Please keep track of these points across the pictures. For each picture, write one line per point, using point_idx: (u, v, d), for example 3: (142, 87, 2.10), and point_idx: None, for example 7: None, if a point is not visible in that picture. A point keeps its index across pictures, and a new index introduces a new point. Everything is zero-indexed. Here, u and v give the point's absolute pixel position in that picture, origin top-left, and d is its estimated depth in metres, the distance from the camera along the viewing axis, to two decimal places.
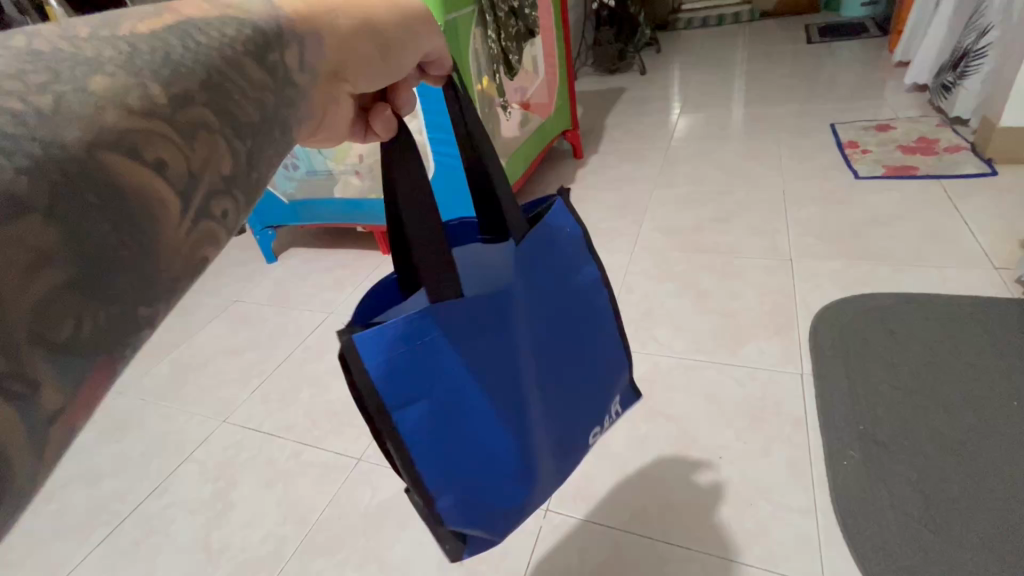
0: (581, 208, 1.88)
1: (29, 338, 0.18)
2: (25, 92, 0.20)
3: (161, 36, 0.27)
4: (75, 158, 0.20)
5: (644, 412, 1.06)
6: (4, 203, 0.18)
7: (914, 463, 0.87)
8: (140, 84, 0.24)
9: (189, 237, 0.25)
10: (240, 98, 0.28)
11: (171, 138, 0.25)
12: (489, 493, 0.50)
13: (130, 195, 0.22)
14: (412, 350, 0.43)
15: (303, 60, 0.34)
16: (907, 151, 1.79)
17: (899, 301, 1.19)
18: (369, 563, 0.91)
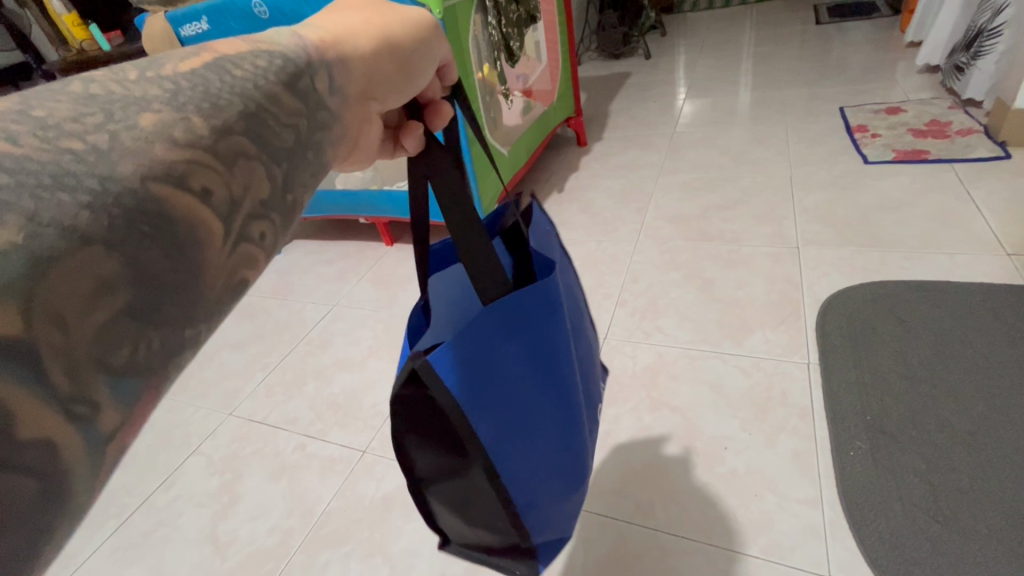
0: (584, 197, 1.86)
1: (91, 362, 0.21)
2: (83, 131, 0.22)
3: (198, 72, 0.28)
4: (130, 190, 0.22)
5: (649, 403, 1.06)
6: (68, 235, 0.20)
7: (925, 454, 0.86)
8: (184, 118, 0.25)
9: (232, 257, 0.27)
10: (274, 122, 0.30)
11: (214, 167, 0.26)
12: (562, 486, 0.50)
13: (181, 223, 0.24)
14: (488, 358, 0.41)
15: (332, 83, 0.36)
16: (918, 135, 1.75)
17: (908, 289, 1.17)
18: (374, 555, 0.91)
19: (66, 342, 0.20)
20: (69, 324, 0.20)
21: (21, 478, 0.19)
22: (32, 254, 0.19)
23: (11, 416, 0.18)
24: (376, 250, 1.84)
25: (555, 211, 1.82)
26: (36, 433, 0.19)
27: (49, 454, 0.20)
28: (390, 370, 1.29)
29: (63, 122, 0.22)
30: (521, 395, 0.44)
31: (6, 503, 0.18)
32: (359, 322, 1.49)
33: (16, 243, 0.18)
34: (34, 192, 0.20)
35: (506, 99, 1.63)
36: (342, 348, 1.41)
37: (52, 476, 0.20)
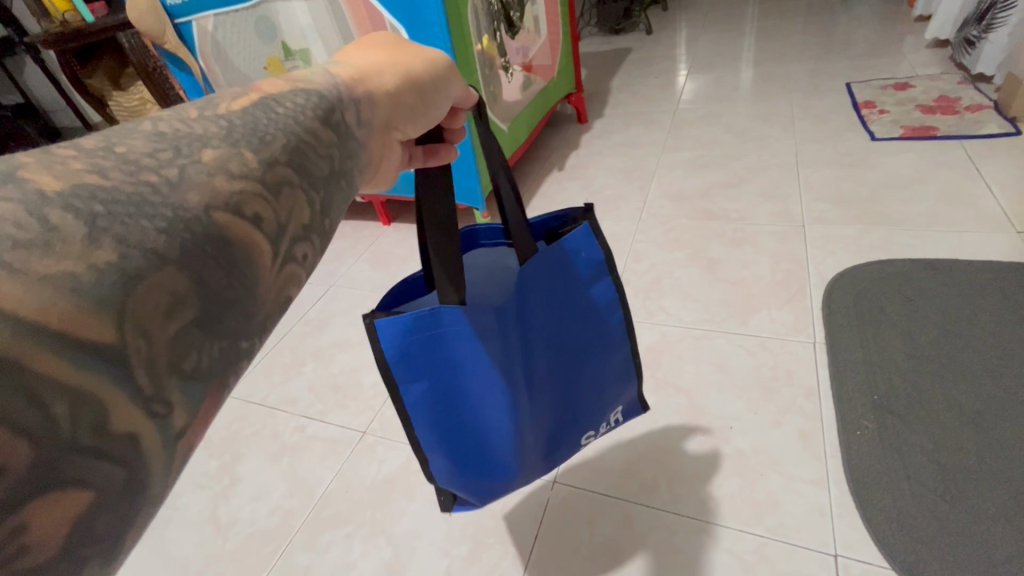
0: (585, 174, 1.83)
1: (167, 366, 0.24)
2: (158, 166, 0.27)
3: (248, 111, 0.34)
4: (196, 218, 0.26)
5: (652, 382, 1.05)
6: (148, 256, 0.23)
7: (932, 433, 0.85)
8: (238, 153, 0.30)
9: (279, 276, 0.31)
10: (312, 155, 0.35)
11: (263, 195, 0.30)
12: (475, 462, 0.62)
13: (237, 245, 0.28)
14: (422, 343, 0.52)
15: (360, 116, 0.43)
16: (926, 111, 1.72)
17: (917, 268, 1.15)
18: (377, 536, 0.90)
19: (149, 346, 0.23)
20: (151, 332, 0.23)
21: (111, 468, 0.22)
22: (124, 273, 0.22)
23: (105, 411, 0.21)
24: (373, 229, 1.80)
25: (556, 189, 1.78)
26: (123, 428, 0.22)
27: (133, 446, 0.22)
28: None
29: (142, 158, 0.27)
30: (452, 376, 0.55)
31: (102, 488, 0.21)
32: (357, 302, 1.47)
33: (110, 264, 0.22)
34: (124, 220, 0.24)
35: (507, 73, 1.58)
36: (340, 329, 1.39)
37: (137, 466, 0.23)
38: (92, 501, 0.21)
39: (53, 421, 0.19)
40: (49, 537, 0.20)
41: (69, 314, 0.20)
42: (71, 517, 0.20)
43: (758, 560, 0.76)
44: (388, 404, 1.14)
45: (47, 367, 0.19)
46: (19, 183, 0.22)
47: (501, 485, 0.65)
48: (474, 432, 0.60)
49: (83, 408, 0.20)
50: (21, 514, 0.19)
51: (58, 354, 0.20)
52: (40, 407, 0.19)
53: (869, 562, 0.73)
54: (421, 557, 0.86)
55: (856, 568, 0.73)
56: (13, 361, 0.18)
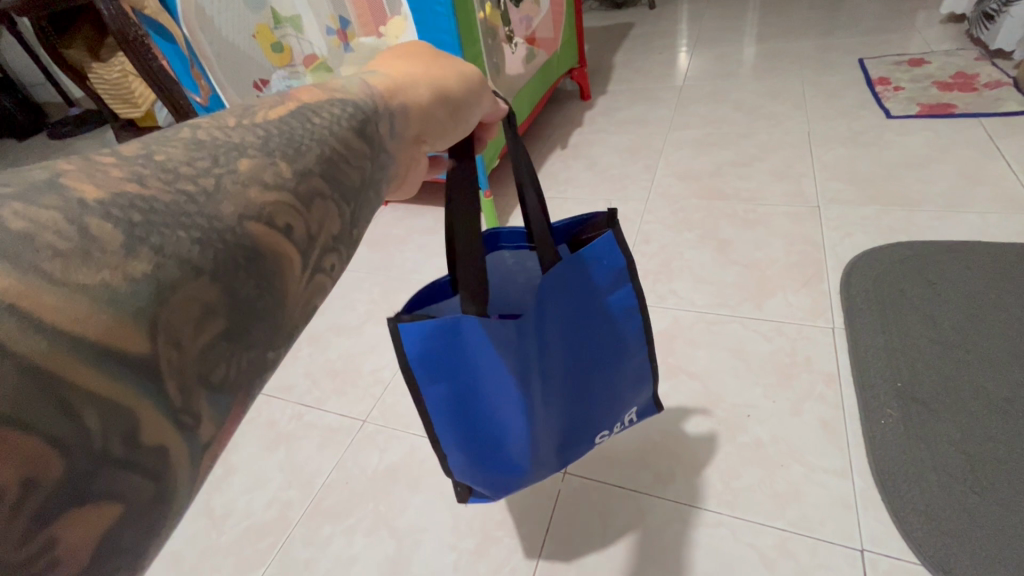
0: (590, 153, 1.76)
1: (197, 377, 0.24)
2: (195, 176, 0.27)
3: (286, 120, 0.33)
4: (229, 228, 0.26)
5: (665, 369, 1.01)
6: (183, 267, 0.24)
7: (959, 422, 0.82)
8: (273, 164, 0.30)
9: (308, 287, 0.31)
10: (345, 166, 0.34)
11: (295, 206, 0.30)
12: (495, 465, 0.59)
13: (269, 256, 0.28)
14: (447, 347, 0.49)
15: (392, 128, 0.40)
16: (944, 88, 1.66)
17: (937, 250, 1.11)
18: (379, 530, 0.86)
19: (180, 355, 0.23)
20: (183, 343, 0.23)
21: (140, 479, 0.22)
22: (158, 285, 0.22)
23: (137, 420, 0.22)
24: None
25: (559, 168, 1.72)
26: (154, 439, 0.22)
27: (162, 459, 0.23)
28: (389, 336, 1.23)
29: (180, 167, 0.27)
30: (475, 379, 0.52)
31: (130, 500, 0.22)
32: (354, 285, 1.41)
33: (144, 274, 0.22)
34: (158, 230, 0.24)
35: (510, 44, 1.50)
36: (337, 312, 1.33)
37: (165, 478, 0.23)
38: (121, 513, 0.21)
39: (84, 430, 0.20)
40: (81, 547, 0.20)
41: (105, 328, 0.21)
42: (101, 528, 0.21)
43: (780, 554, 0.73)
44: (389, 391, 1.09)
45: (82, 379, 0.20)
46: (62, 191, 0.23)
47: (515, 489, 0.62)
48: (493, 437, 0.57)
49: (115, 418, 0.21)
50: (53, 525, 0.19)
51: (92, 365, 0.20)
52: (74, 417, 0.20)
53: (898, 557, 0.70)
54: (427, 551, 0.82)
55: (883, 563, 0.70)
56: (47, 375, 0.19)
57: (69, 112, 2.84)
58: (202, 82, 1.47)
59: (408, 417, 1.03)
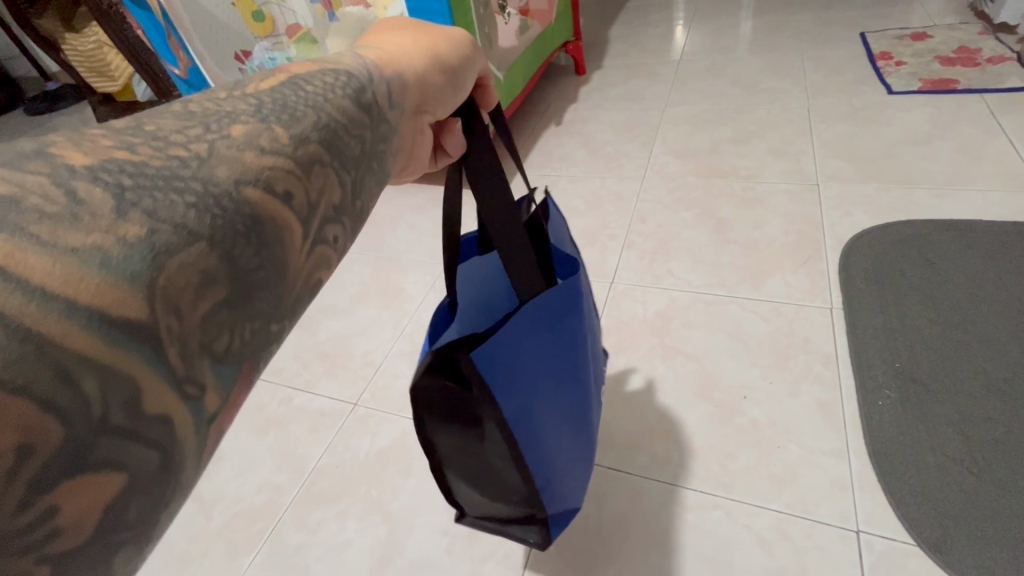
0: (585, 130, 1.72)
1: (199, 349, 0.24)
2: (188, 143, 0.26)
3: (277, 90, 0.32)
4: (228, 192, 0.26)
5: (661, 350, 0.99)
6: (179, 233, 0.23)
7: (956, 402, 0.81)
8: (268, 128, 0.29)
9: (309, 259, 0.30)
10: (346, 136, 0.33)
11: (293, 171, 0.29)
12: (566, 451, 0.61)
13: (267, 220, 0.27)
14: (518, 350, 0.49)
15: (390, 97, 0.39)
16: (946, 63, 1.63)
17: (936, 229, 1.09)
18: (372, 514, 0.85)
19: (179, 324, 0.23)
20: (183, 310, 0.23)
21: (147, 451, 0.22)
22: (154, 249, 0.22)
23: (139, 391, 0.21)
24: None
25: (554, 145, 1.68)
26: (158, 408, 0.22)
27: (163, 430, 0.23)
28: (380, 318, 1.20)
29: (171, 135, 0.27)
30: (538, 377, 0.53)
31: (136, 471, 0.22)
32: (345, 266, 1.38)
33: (139, 241, 0.22)
34: (150, 197, 0.23)
35: (503, 14, 1.44)
36: (327, 294, 1.30)
37: (168, 448, 0.23)
38: (125, 484, 0.21)
39: (84, 400, 0.20)
40: (84, 518, 0.20)
41: (99, 291, 0.20)
42: (104, 498, 0.21)
43: (776, 535, 0.73)
44: (380, 374, 1.07)
45: (78, 343, 0.19)
46: (50, 160, 0.23)
47: (582, 465, 0.65)
48: (561, 424, 0.59)
49: (114, 385, 0.21)
50: (54, 492, 0.19)
51: (93, 331, 0.20)
52: (71, 383, 0.19)
53: (893, 537, 0.70)
54: (420, 535, 0.81)
55: (879, 544, 0.70)
56: (43, 340, 0.19)
57: (46, 85, 2.76)
58: (180, 52, 1.50)
59: (400, 400, 1.01)
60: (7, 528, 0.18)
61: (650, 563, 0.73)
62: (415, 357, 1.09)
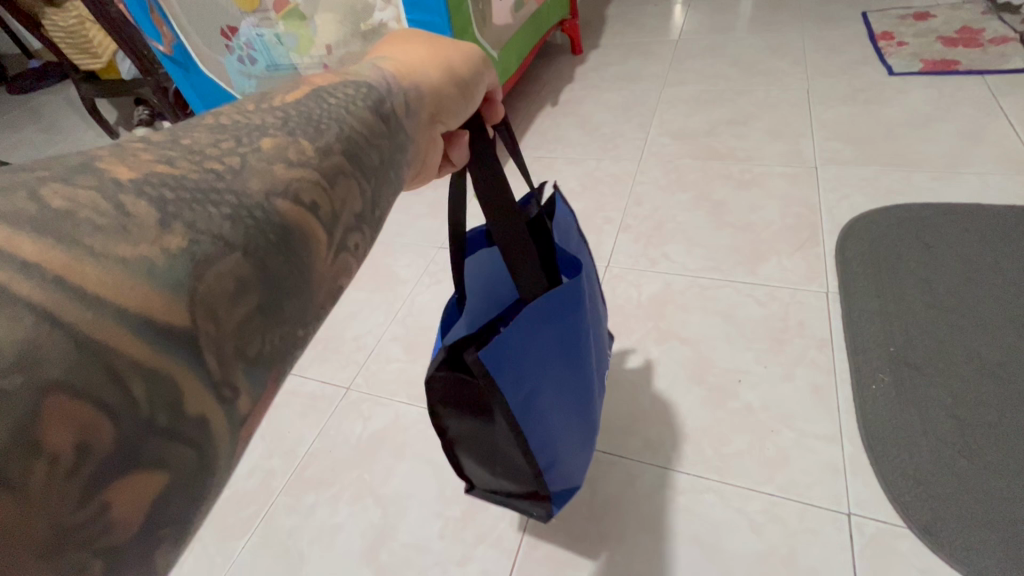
0: (581, 110, 1.69)
1: (233, 351, 0.22)
2: (222, 156, 0.26)
3: (302, 103, 0.32)
4: (258, 205, 0.25)
5: (656, 334, 0.98)
6: (214, 243, 0.22)
7: (950, 386, 0.81)
8: (294, 141, 0.28)
9: (332, 269, 0.28)
10: (366, 146, 0.32)
11: (317, 182, 0.28)
12: (571, 443, 0.63)
13: (294, 232, 0.26)
14: (525, 349, 0.51)
15: (408, 107, 0.37)
16: (948, 43, 1.60)
17: (935, 213, 1.08)
18: (364, 498, 0.85)
19: (217, 328, 0.22)
20: (219, 316, 0.22)
21: (185, 451, 0.21)
22: (194, 259, 0.21)
23: (179, 390, 0.20)
24: None
25: (549, 125, 1.65)
26: (196, 409, 0.21)
27: (203, 431, 0.21)
28: (373, 301, 1.19)
29: (206, 148, 0.26)
30: (544, 374, 0.54)
31: (175, 471, 0.20)
32: None
33: (182, 245, 0.21)
34: (189, 206, 0.23)
35: None
36: None
37: (207, 450, 0.21)
38: (166, 483, 0.20)
39: (131, 400, 0.19)
40: (132, 515, 0.19)
41: (143, 299, 0.20)
42: (149, 497, 0.20)
43: (767, 518, 0.73)
44: (373, 358, 1.06)
45: (125, 346, 0.19)
46: (95, 174, 0.22)
47: (586, 456, 0.66)
48: (566, 418, 0.60)
49: (160, 387, 0.20)
50: (107, 489, 0.18)
51: (138, 334, 0.19)
52: (120, 384, 0.19)
53: (884, 520, 0.70)
54: (413, 519, 0.81)
55: (870, 527, 0.70)
56: (94, 345, 0.18)
57: (30, 64, 2.71)
58: (164, 28, 1.43)
59: (393, 384, 1.01)
60: (64, 522, 0.17)
61: (642, 545, 0.73)
62: (408, 341, 1.08)
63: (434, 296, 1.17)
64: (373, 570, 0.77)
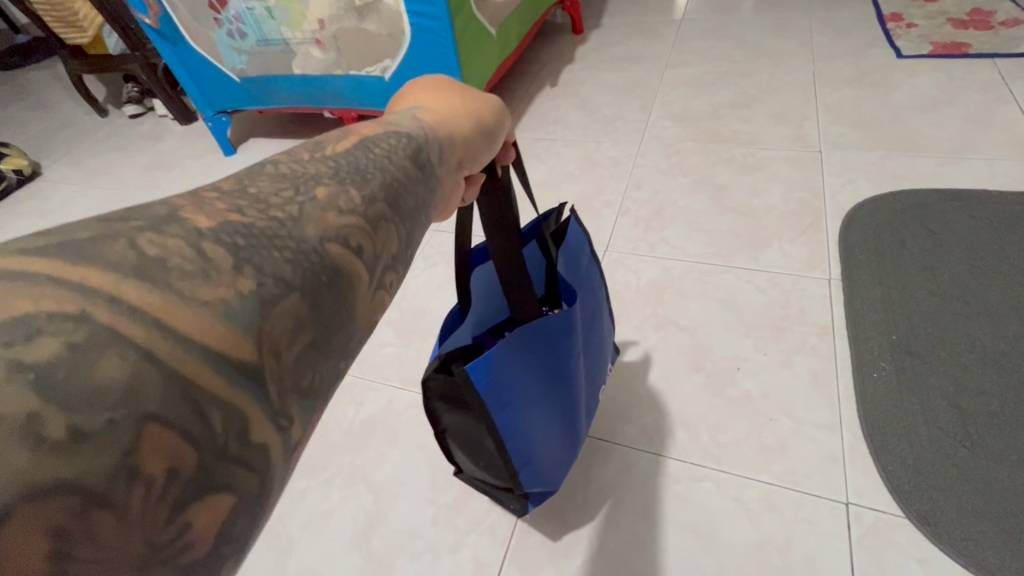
0: (581, 91, 1.65)
1: (292, 384, 0.21)
2: (282, 205, 0.24)
3: (350, 152, 0.29)
4: (315, 250, 0.23)
5: (654, 320, 0.97)
6: (277, 285, 0.21)
7: (953, 375, 0.79)
8: (344, 191, 0.26)
9: (371, 313, 0.26)
10: (404, 199, 0.29)
11: (362, 230, 0.26)
12: (553, 455, 0.64)
13: (344, 280, 0.24)
14: (510, 370, 0.52)
15: (441, 157, 0.34)
16: (958, 26, 1.56)
17: (941, 199, 1.06)
18: (356, 483, 0.84)
19: (279, 363, 0.21)
20: (280, 352, 0.21)
21: (250, 475, 0.19)
22: (262, 300, 0.20)
23: (246, 417, 0.19)
24: None
25: (548, 106, 1.61)
26: (260, 436, 0.20)
27: (266, 458, 0.20)
28: None
29: (268, 197, 0.24)
30: (529, 392, 0.55)
31: (241, 494, 0.19)
32: None
33: (252, 282, 0.21)
34: (257, 248, 0.22)
35: None
36: None
37: (269, 477, 0.20)
38: (232, 504, 0.19)
39: (208, 427, 0.18)
40: (206, 537, 0.18)
41: (220, 336, 0.19)
42: (220, 519, 0.18)
43: (764, 507, 0.72)
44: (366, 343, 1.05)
45: (197, 376, 0.18)
46: (173, 222, 0.21)
47: (567, 467, 0.68)
48: (548, 432, 0.62)
49: (232, 416, 0.19)
50: (189, 509, 0.17)
51: (214, 367, 0.18)
52: (201, 417, 0.18)
53: (881, 509, 0.69)
54: (405, 505, 0.80)
55: (867, 516, 0.69)
56: (176, 376, 0.17)
57: (18, 40, 2.66)
58: None
59: (386, 369, 0.99)
60: (151, 543, 0.17)
61: (636, 533, 0.72)
62: (402, 326, 1.06)
63: (429, 280, 1.15)
64: (364, 556, 0.76)
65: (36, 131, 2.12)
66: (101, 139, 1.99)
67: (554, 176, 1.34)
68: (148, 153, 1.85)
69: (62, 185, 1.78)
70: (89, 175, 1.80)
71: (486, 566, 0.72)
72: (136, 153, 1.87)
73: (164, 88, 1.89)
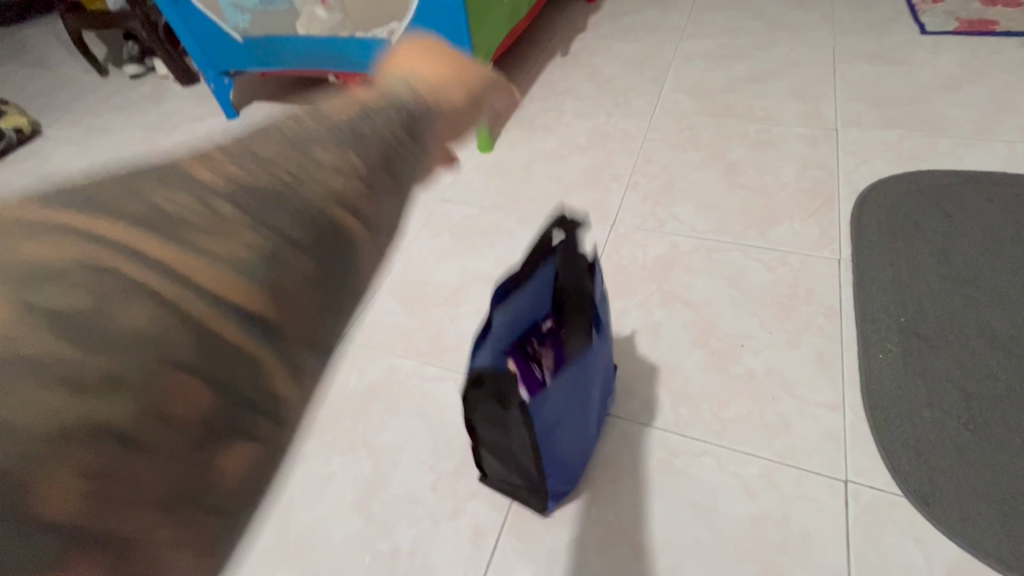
0: (592, 61, 1.61)
1: (299, 335, 0.17)
2: (263, 149, 0.19)
3: (333, 93, 0.23)
4: (300, 192, 0.18)
5: (660, 296, 0.96)
6: (266, 228, 0.17)
7: (959, 359, 0.79)
8: (330, 122, 0.20)
9: (381, 258, 0.20)
10: (401, 124, 0.22)
11: (352, 165, 0.19)
12: (572, 454, 0.69)
13: (339, 226, 0.18)
14: None
15: (439, 77, 0.26)
16: (987, 2, 1.50)
17: (958, 181, 1.04)
18: (357, 449, 0.84)
19: (280, 314, 0.17)
20: (281, 300, 0.17)
21: (268, 428, 0.16)
22: (256, 245, 0.17)
23: (254, 366, 0.16)
24: None
25: (558, 76, 1.57)
26: (273, 385, 0.16)
27: (283, 408, 0.17)
28: None
29: (252, 142, 0.19)
30: (558, 390, 0.61)
31: (261, 449, 0.16)
32: None
33: (261, 232, 0.17)
34: (247, 194, 0.17)
35: None
36: None
37: (288, 428, 0.17)
38: (258, 457, 0.16)
39: (217, 373, 0.15)
40: (236, 487, 0.16)
41: (218, 279, 0.16)
42: (247, 468, 0.16)
43: (763, 483, 0.72)
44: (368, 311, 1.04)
45: (209, 322, 0.15)
46: (166, 172, 0.18)
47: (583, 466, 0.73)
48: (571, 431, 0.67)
49: (236, 366, 0.16)
50: (208, 460, 0.15)
51: (214, 310, 0.16)
52: (214, 365, 0.15)
53: (881, 488, 0.70)
54: (405, 471, 0.80)
55: (866, 494, 0.69)
56: (173, 318, 0.15)
57: None
58: None
59: (388, 337, 0.99)
60: (173, 498, 0.15)
61: (634, 504, 0.73)
62: (405, 295, 1.05)
63: (433, 250, 1.14)
64: (365, 520, 0.77)
65: (36, 88, 2.08)
66: (102, 99, 1.96)
67: (563, 147, 1.32)
68: (149, 114, 1.82)
69: (62, 145, 1.76)
70: (90, 135, 1.78)
71: (484, 533, 0.73)
72: (137, 114, 1.84)
73: (165, 47, 1.84)
